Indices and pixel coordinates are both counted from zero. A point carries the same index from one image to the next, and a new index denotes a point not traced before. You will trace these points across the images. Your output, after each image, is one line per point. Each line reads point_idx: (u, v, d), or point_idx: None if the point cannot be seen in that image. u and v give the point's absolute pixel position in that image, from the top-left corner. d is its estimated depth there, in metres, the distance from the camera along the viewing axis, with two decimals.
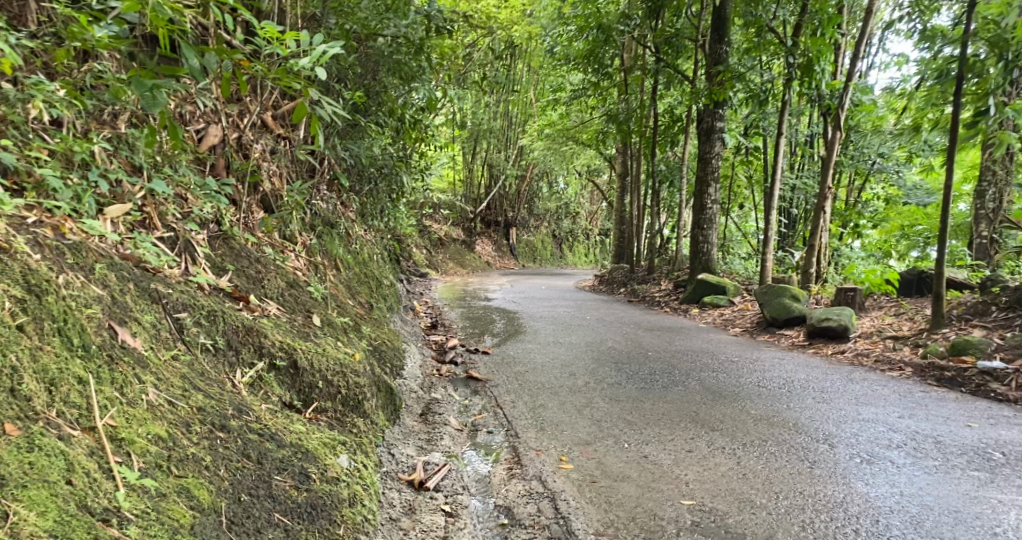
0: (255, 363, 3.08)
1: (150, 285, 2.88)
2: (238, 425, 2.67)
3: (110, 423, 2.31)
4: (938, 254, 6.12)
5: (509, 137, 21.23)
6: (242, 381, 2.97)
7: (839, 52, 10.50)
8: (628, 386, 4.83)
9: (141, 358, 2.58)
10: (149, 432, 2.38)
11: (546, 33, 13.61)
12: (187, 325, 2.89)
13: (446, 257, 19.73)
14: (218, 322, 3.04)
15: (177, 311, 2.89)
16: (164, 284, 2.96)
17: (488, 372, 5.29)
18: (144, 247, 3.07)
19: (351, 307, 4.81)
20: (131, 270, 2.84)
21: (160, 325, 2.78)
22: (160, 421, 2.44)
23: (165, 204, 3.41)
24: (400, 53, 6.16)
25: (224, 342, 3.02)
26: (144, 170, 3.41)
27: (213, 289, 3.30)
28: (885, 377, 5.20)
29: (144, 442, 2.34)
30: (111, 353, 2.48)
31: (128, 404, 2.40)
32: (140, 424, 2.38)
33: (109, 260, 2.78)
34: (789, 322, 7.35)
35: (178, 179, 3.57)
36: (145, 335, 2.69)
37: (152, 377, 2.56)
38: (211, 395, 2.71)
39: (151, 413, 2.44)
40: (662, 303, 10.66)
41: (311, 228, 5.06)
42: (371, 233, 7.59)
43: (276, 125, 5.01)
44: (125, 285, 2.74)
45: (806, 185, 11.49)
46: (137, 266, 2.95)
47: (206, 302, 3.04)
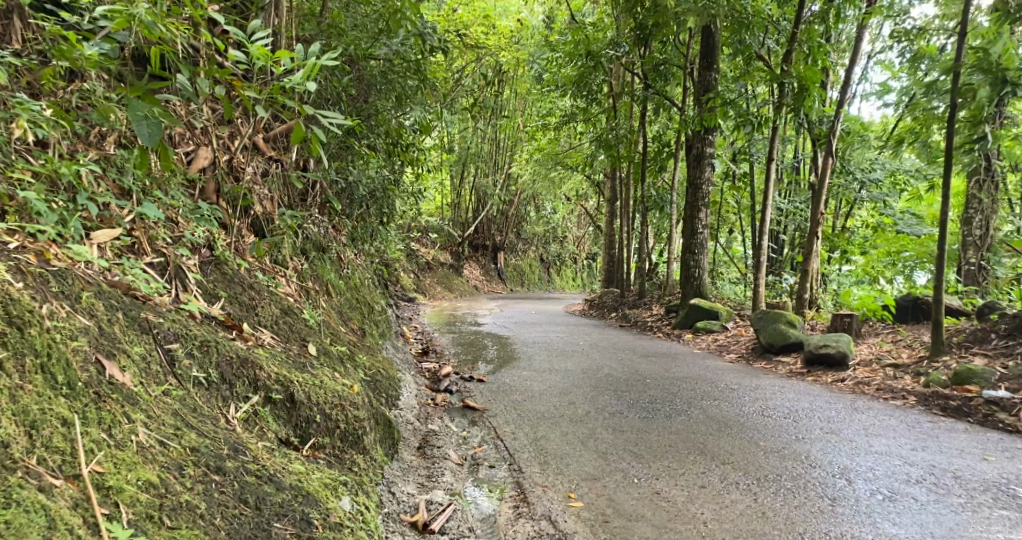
0: (250, 397, 2.92)
1: (140, 313, 2.72)
2: (234, 467, 2.51)
3: (96, 470, 2.16)
4: (936, 281, 6.05)
5: (497, 162, 21.24)
6: (237, 416, 2.81)
7: (827, 79, 10.56)
8: (630, 415, 4.69)
9: (131, 395, 2.43)
10: (139, 479, 2.23)
11: (535, 58, 13.66)
12: (178, 357, 2.73)
13: (434, 281, 19.62)
14: (212, 353, 2.88)
15: (167, 341, 2.73)
16: (155, 313, 2.80)
17: (485, 401, 5.15)
18: (133, 274, 2.92)
19: (345, 335, 4.67)
20: (120, 298, 2.70)
21: (150, 358, 2.63)
22: (151, 465, 2.29)
23: (156, 228, 3.26)
24: (394, 73, 6.16)
25: (218, 375, 2.85)
26: (136, 194, 3.28)
27: (205, 318, 3.14)
28: (890, 406, 5.11)
29: (133, 491, 2.19)
30: (98, 390, 2.33)
31: (116, 447, 2.26)
32: (129, 469, 2.23)
33: (97, 288, 2.63)
34: (785, 349, 7.25)
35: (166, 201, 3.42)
36: (135, 370, 2.52)
37: (141, 415, 2.41)
38: (204, 434, 2.55)
39: (141, 456, 2.30)
40: (654, 328, 10.56)
41: (303, 252, 4.93)
42: (361, 257, 7.46)
43: (268, 147, 4.87)
44: (114, 315, 2.59)
45: (796, 211, 11.48)
46: (126, 294, 2.80)
47: (199, 332, 2.89)
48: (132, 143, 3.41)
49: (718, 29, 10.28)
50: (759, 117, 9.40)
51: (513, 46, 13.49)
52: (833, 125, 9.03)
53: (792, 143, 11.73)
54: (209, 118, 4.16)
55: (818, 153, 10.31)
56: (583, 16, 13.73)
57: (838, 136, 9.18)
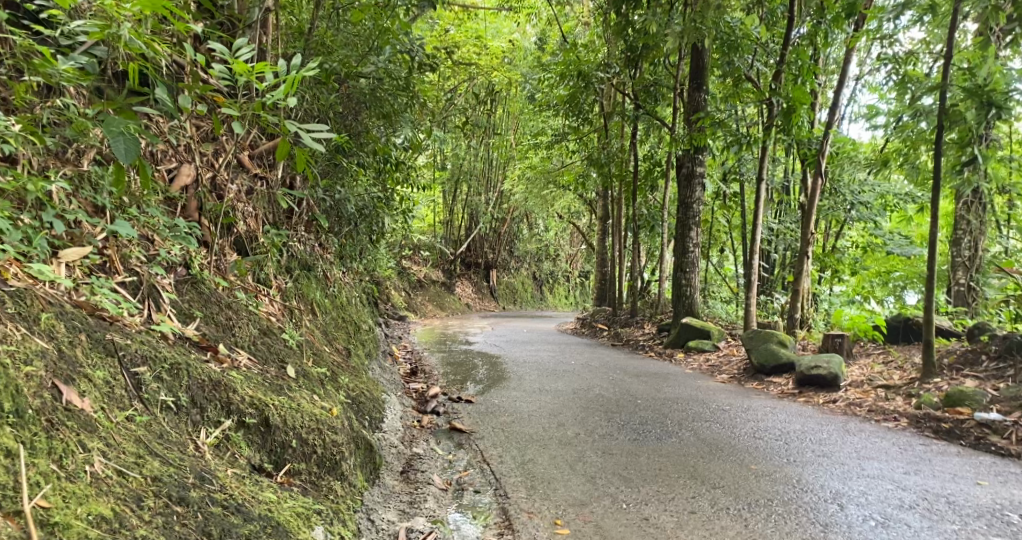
0: (222, 421, 2.84)
1: (105, 336, 2.65)
2: (199, 497, 2.43)
3: (41, 505, 2.06)
4: (927, 301, 6.01)
5: (490, 180, 21.25)
6: (207, 442, 2.73)
7: (816, 100, 10.61)
8: (620, 438, 4.62)
9: (89, 421, 2.35)
10: (90, 513, 2.13)
11: (527, 79, 13.70)
12: (146, 381, 2.66)
13: (426, 299, 19.53)
14: (182, 376, 2.81)
15: (133, 365, 2.66)
16: (121, 334, 2.73)
17: (472, 423, 5.06)
18: (102, 293, 2.86)
19: (328, 355, 4.59)
20: (84, 319, 2.63)
21: (114, 382, 2.55)
22: (105, 497, 2.20)
23: (129, 247, 3.20)
24: (383, 91, 6.13)
25: (188, 399, 2.78)
26: (108, 211, 3.22)
27: (178, 339, 3.08)
28: (882, 428, 5.05)
29: (83, 526, 2.09)
30: (50, 417, 2.25)
31: (67, 479, 2.17)
32: (79, 503, 2.14)
33: (59, 308, 2.56)
34: (777, 369, 7.19)
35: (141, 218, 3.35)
36: (96, 395, 2.46)
37: (100, 443, 2.32)
38: (169, 461, 2.47)
39: (95, 488, 2.20)
40: (645, 348, 10.50)
41: (287, 270, 4.85)
42: (350, 276, 7.39)
43: (252, 165, 4.82)
44: (76, 337, 2.53)
45: (786, 230, 11.48)
46: (92, 314, 2.73)
47: (169, 354, 2.82)
48: (108, 161, 3.37)
49: (707, 49, 10.34)
50: (748, 137, 9.42)
51: (505, 66, 13.52)
52: (822, 145, 9.04)
53: (782, 162, 11.76)
54: (192, 135, 4.12)
55: (808, 173, 10.33)
56: (574, 37, 13.80)
57: (827, 156, 9.19)
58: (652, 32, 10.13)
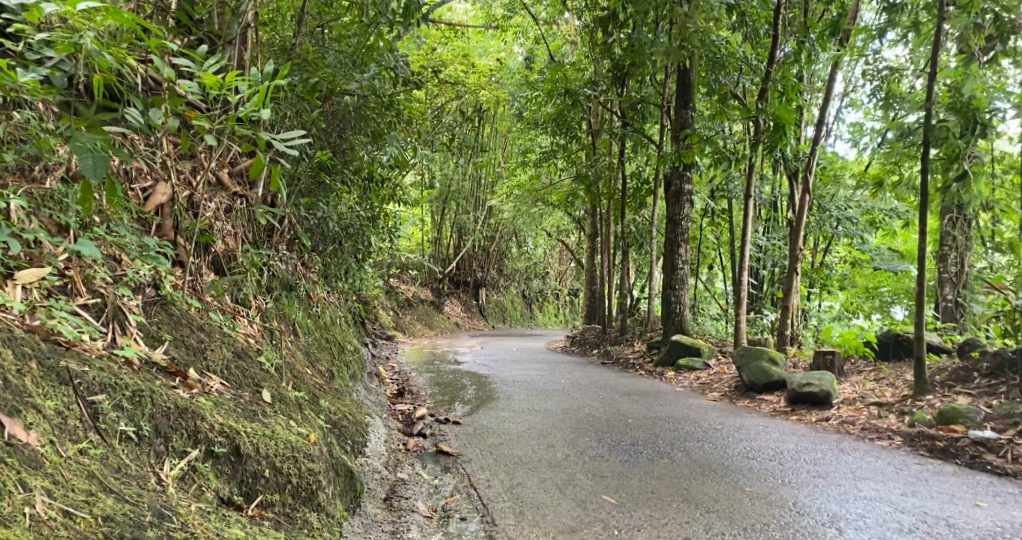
0: (188, 451, 2.72)
1: (60, 363, 2.54)
2: (157, 536, 2.30)
3: None
4: (918, 317, 5.94)
5: (478, 199, 21.21)
6: (171, 474, 2.61)
7: (803, 116, 10.60)
8: (611, 459, 4.49)
9: (34, 458, 2.25)
10: None
11: (515, 98, 13.67)
12: (104, 410, 2.54)
13: (414, 318, 19.37)
14: (145, 404, 2.69)
15: (91, 393, 2.55)
16: (78, 361, 2.62)
17: (459, 446, 4.93)
18: (59, 317, 2.75)
19: (309, 377, 4.46)
20: (36, 345, 2.53)
21: (68, 413, 2.44)
22: None
23: (93, 267, 3.08)
24: (368, 110, 6.04)
25: (151, 429, 2.66)
26: (73, 230, 3.10)
27: (144, 364, 2.96)
28: (875, 447, 4.94)
29: None
30: None
31: (3, 523, 2.04)
32: None
33: (6, 335, 2.45)
34: (768, 387, 7.09)
35: (110, 239, 3.22)
36: (46, 427, 2.35)
37: (45, 481, 2.21)
38: (125, 498, 2.35)
39: (35, 531, 2.08)
40: (635, 366, 10.38)
41: (268, 290, 4.73)
42: (335, 295, 7.26)
43: (232, 182, 4.70)
44: (25, 365, 2.43)
45: (774, 246, 11.44)
46: (45, 339, 2.63)
47: (131, 381, 2.70)
48: (75, 179, 3.26)
49: (693, 67, 10.33)
50: (735, 154, 9.39)
51: (492, 85, 13.49)
52: (809, 161, 9.02)
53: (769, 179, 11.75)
54: (168, 152, 4.01)
55: (795, 189, 10.31)
56: (562, 56, 13.82)
57: (814, 173, 9.17)
58: (638, 50, 10.13)
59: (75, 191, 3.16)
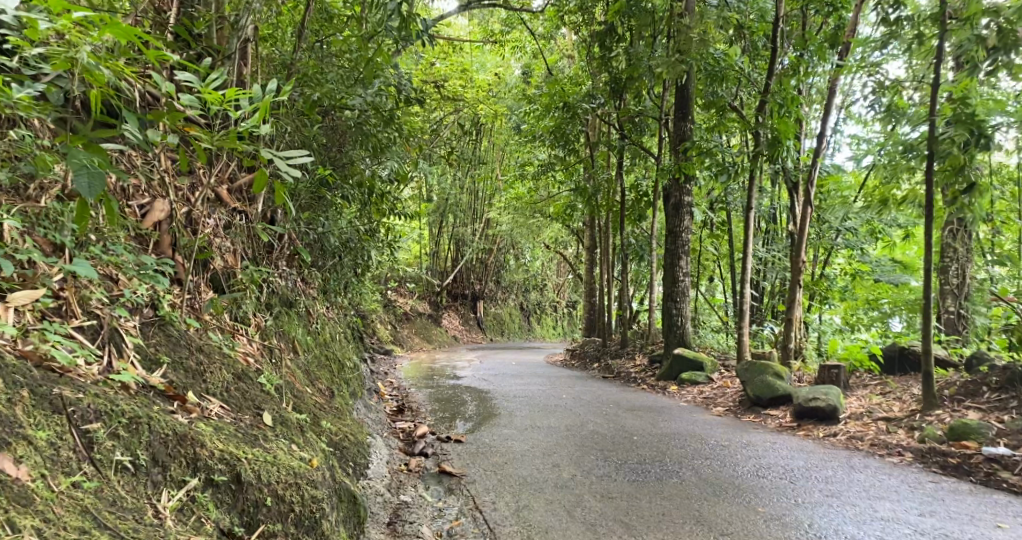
0: (187, 480, 2.66)
1: (53, 391, 2.47)
2: None
3: None
4: (925, 330, 5.86)
5: (476, 212, 21.16)
6: (168, 506, 2.55)
7: (802, 127, 10.55)
8: (619, 479, 4.43)
9: (24, 494, 2.18)
10: None
11: (513, 111, 13.63)
12: (99, 439, 2.48)
13: (412, 332, 19.26)
14: (142, 432, 2.62)
15: (85, 422, 2.48)
16: (72, 388, 2.55)
17: (463, 465, 4.83)
18: (52, 341, 2.67)
19: (310, 396, 4.38)
20: (28, 373, 2.46)
21: (60, 444, 2.37)
22: None
23: (89, 288, 3.01)
24: (369, 125, 5.97)
25: (148, 457, 2.60)
26: (69, 249, 3.02)
27: (141, 388, 2.89)
28: (886, 464, 4.85)
29: None
30: None
31: None
32: None
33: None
34: (773, 402, 7.01)
35: (107, 258, 3.14)
36: (38, 460, 2.29)
37: (34, 521, 2.14)
38: (119, 534, 2.29)
39: None
40: (637, 380, 10.28)
41: (267, 307, 4.64)
42: (334, 310, 7.17)
43: (231, 199, 4.58)
44: (18, 394, 2.36)
45: (775, 258, 11.36)
46: (38, 366, 2.56)
47: (127, 407, 2.63)
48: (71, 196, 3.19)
49: (692, 80, 10.29)
50: (735, 166, 9.34)
51: (490, 98, 13.46)
52: (811, 173, 8.97)
53: (769, 191, 11.71)
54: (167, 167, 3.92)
55: (795, 201, 10.26)
56: (560, 69, 13.83)
57: (815, 185, 9.13)
58: (636, 63, 10.10)
59: (71, 209, 3.09)
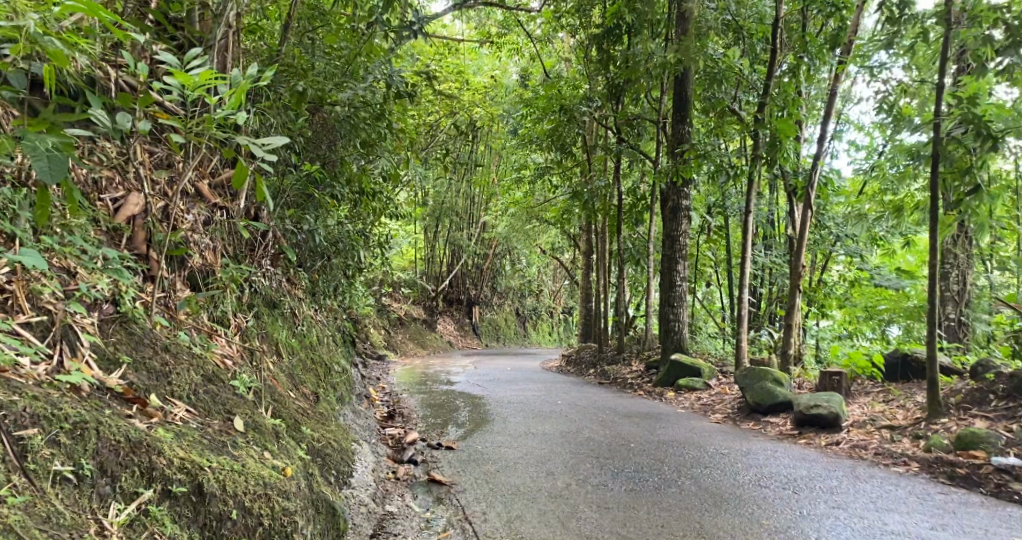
0: (140, 492, 2.52)
1: None
2: None
3: None
4: (930, 335, 5.67)
5: (471, 216, 20.96)
6: (116, 520, 2.41)
7: (802, 130, 10.38)
8: (615, 488, 4.28)
9: None
10: None
11: (508, 114, 13.46)
12: (35, 446, 2.35)
13: (406, 337, 19.05)
14: (89, 439, 2.49)
15: (18, 427, 2.35)
16: (7, 390, 2.42)
17: (453, 473, 4.65)
18: None
19: (292, 401, 4.20)
20: None
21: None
22: None
23: (41, 280, 2.86)
24: (358, 120, 5.78)
25: (94, 466, 2.46)
26: (20, 239, 2.90)
27: (95, 390, 2.76)
28: (892, 474, 4.66)
29: None
30: None
31: None
32: None
33: None
34: (773, 409, 6.81)
35: (66, 250, 2.99)
36: None
37: None
38: None
39: None
40: (633, 386, 10.09)
41: (249, 307, 4.45)
42: (324, 313, 6.97)
43: (212, 194, 4.44)
44: None
45: (774, 263, 11.20)
46: None
47: (72, 411, 2.50)
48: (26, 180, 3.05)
49: (690, 82, 10.12)
50: (734, 169, 9.18)
51: (485, 101, 13.31)
52: (811, 176, 8.81)
53: (767, 196, 11.54)
54: (143, 161, 3.82)
55: (794, 206, 10.10)
56: (557, 73, 13.67)
57: (815, 188, 8.96)
58: (634, 65, 9.93)
59: (25, 197, 2.95)
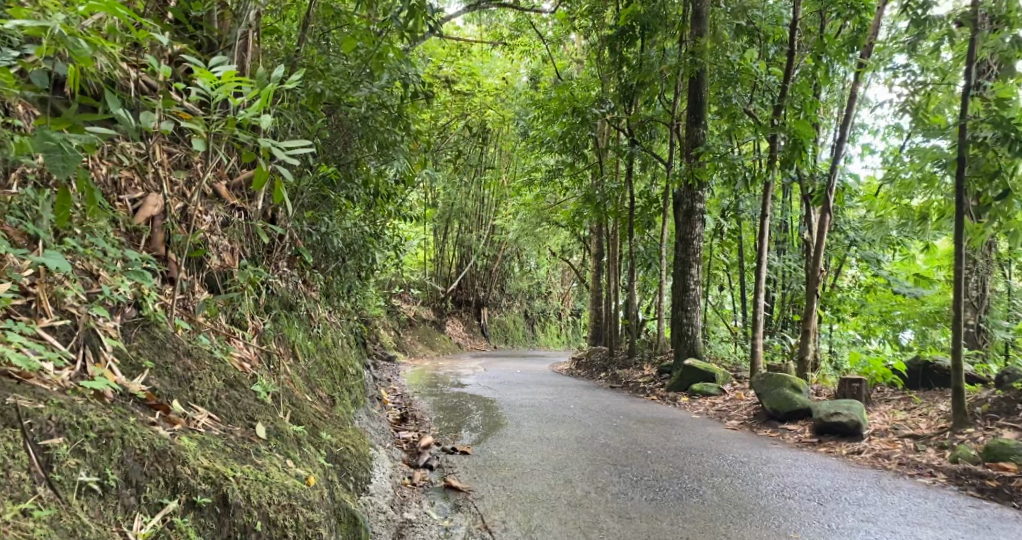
0: (164, 504, 2.47)
1: (8, 401, 2.29)
2: None
3: None
4: (955, 343, 5.56)
5: (481, 218, 20.92)
6: (140, 533, 2.36)
7: (818, 134, 10.26)
8: (636, 497, 4.22)
9: None
10: None
11: (520, 117, 13.42)
12: (60, 457, 2.30)
13: (415, 339, 18.98)
14: (114, 448, 2.44)
15: (43, 437, 2.30)
16: (32, 397, 2.37)
17: (470, 479, 4.58)
18: (16, 344, 2.50)
19: (310, 405, 4.15)
20: None
21: (14, 464, 2.19)
22: None
23: (64, 283, 2.83)
24: (375, 120, 5.73)
25: (118, 477, 2.41)
26: (43, 241, 2.85)
27: (119, 396, 2.71)
28: (920, 486, 4.58)
29: None
30: None
31: None
32: None
33: None
34: (791, 416, 6.72)
35: (88, 253, 2.96)
36: None
37: None
38: None
39: None
40: (646, 390, 10.00)
41: (266, 309, 4.41)
42: (337, 314, 6.93)
43: (230, 195, 4.40)
44: None
45: (788, 267, 11.09)
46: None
47: (97, 419, 2.45)
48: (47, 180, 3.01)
49: (705, 84, 10.03)
50: (749, 173, 9.07)
51: (497, 103, 13.24)
52: (829, 180, 8.71)
53: (782, 200, 11.42)
54: (161, 162, 3.80)
55: (810, 209, 9.98)
56: (569, 74, 13.57)
57: (832, 193, 8.85)
58: (648, 68, 9.85)
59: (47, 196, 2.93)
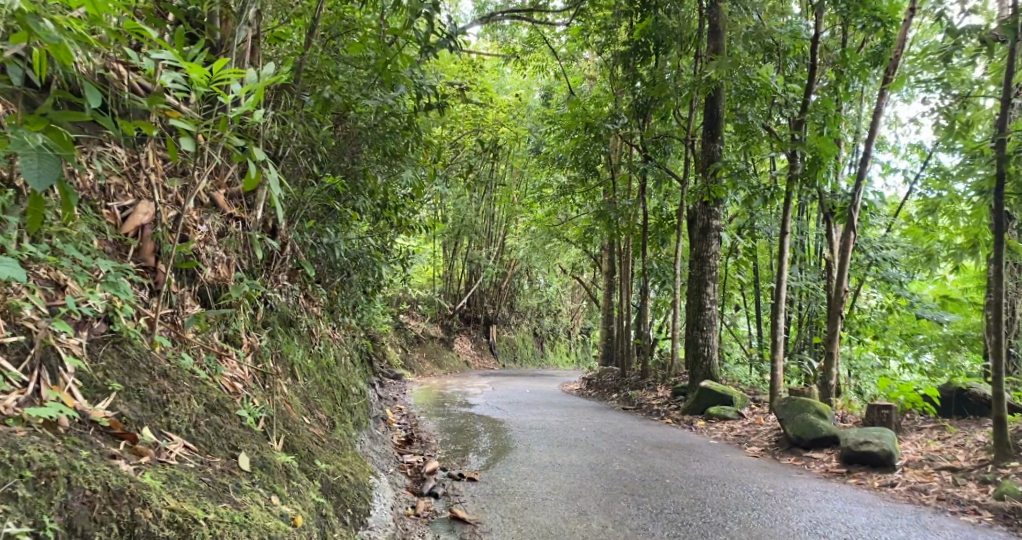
0: None
1: None
2: None
3: None
4: (997, 369, 5.19)
5: (491, 235, 20.63)
6: None
7: (840, 149, 9.92)
8: (658, 533, 3.91)
9: None
10: None
11: (532, 133, 13.11)
12: None
13: (422, 356, 18.69)
14: (56, 490, 2.28)
15: None
16: None
17: (478, 509, 4.28)
18: None
19: (307, 428, 3.88)
20: None
21: None
22: None
23: (21, 294, 2.66)
24: (383, 128, 5.46)
25: (59, 524, 2.25)
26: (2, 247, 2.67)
27: (76, 423, 2.57)
28: (963, 525, 4.24)
29: None
30: None
31: None
32: None
33: None
34: (817, 444, 6.36)
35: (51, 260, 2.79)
36: None
37: None
38: None
39: None
40: (660, 413, 9.65)
41: (263, 325, 4.15)
42: (341, 331, 6.64)
43: (228, 205, 4.16)
44: None
45: (808, 288, 10.73)
46: None
47: (35, 453, 2.30)
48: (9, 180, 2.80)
49: (723, 98, 9.71)
50: (769, 190, 8.77)
51: (507, 119, 12.96)
52: (853, 197, 8.37)
53: (801, 219, 11.08)
54: (154, 166, 3.54)
55: (832, 227, 9.62)
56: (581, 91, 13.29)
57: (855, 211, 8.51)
58: (663, 82, 9.53)
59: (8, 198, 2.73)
